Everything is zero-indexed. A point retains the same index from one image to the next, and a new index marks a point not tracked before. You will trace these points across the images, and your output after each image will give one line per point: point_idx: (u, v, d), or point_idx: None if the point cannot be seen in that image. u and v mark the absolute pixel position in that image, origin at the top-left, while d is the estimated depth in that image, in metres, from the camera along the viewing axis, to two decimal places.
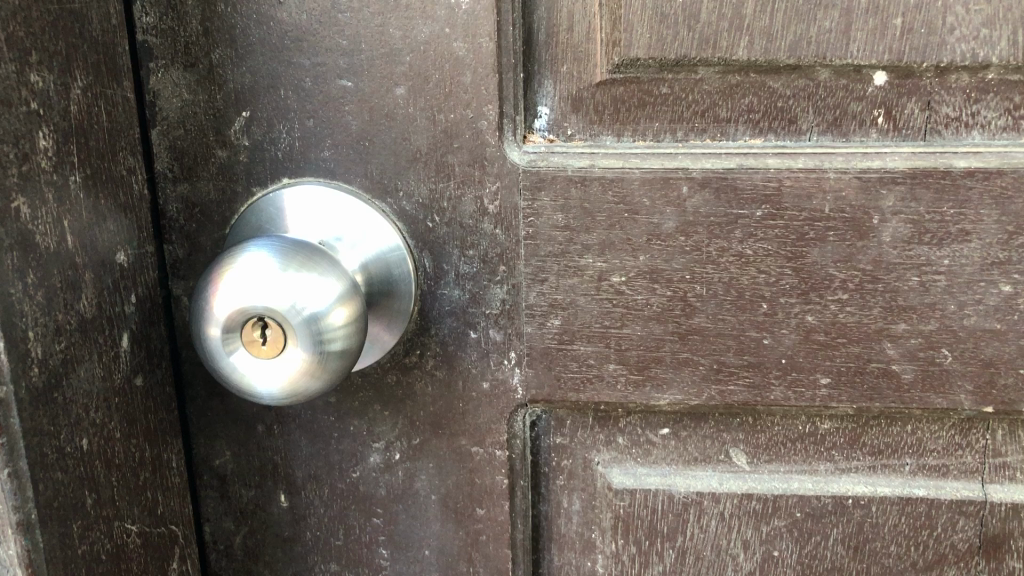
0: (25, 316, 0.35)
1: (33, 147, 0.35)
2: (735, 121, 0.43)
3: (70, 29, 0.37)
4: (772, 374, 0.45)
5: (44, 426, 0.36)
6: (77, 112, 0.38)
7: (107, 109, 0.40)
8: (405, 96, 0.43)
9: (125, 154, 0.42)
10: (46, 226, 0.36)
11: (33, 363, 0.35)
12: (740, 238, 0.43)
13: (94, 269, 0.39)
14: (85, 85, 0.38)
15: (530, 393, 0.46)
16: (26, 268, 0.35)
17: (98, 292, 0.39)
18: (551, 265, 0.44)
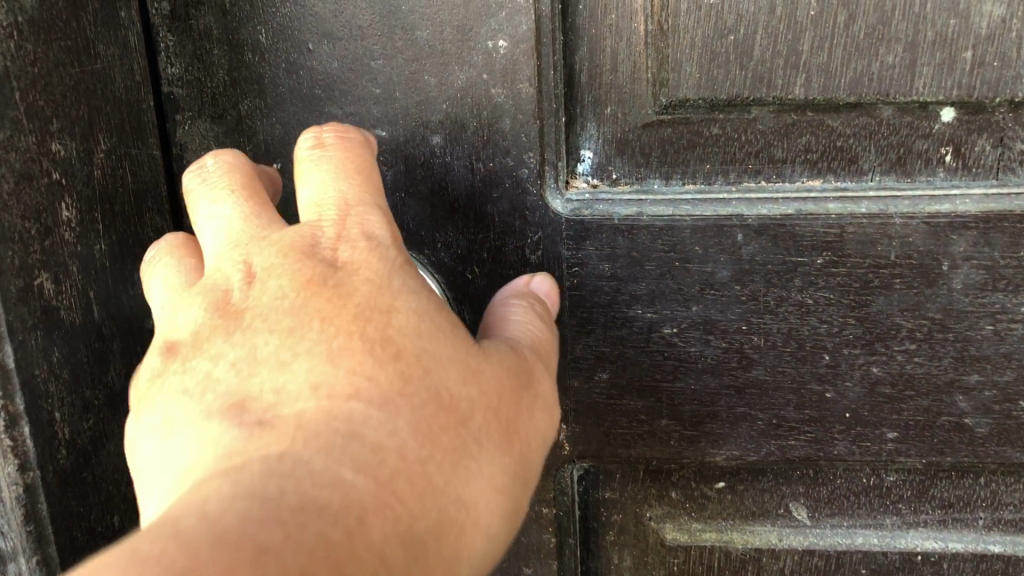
0: (51, 398, 0.33)
1: (56, 219, 0.33)
2: (791, 161, 0.40)
3: (93, 91, 0.35)
4: (834, 429, 0.42)
5: (73, 508, 0.35)
6: (101, 177, 0.36)
7: (132, 170, 0.38)
8: (442, 145, 0.41)
9: (152, 214, 0.40)
10: (72, 301, 0.34)
11: (61, 446, 0.34)
12: (800, 287, 0.41)
13: (122, 338, 0.37)
14: (109, 148, 0.37)
15: (577, 449, 0.44)
16: (52, 347, 0.33)
17: (126, 362, 0.37)
18: (598, 316, 0.42)
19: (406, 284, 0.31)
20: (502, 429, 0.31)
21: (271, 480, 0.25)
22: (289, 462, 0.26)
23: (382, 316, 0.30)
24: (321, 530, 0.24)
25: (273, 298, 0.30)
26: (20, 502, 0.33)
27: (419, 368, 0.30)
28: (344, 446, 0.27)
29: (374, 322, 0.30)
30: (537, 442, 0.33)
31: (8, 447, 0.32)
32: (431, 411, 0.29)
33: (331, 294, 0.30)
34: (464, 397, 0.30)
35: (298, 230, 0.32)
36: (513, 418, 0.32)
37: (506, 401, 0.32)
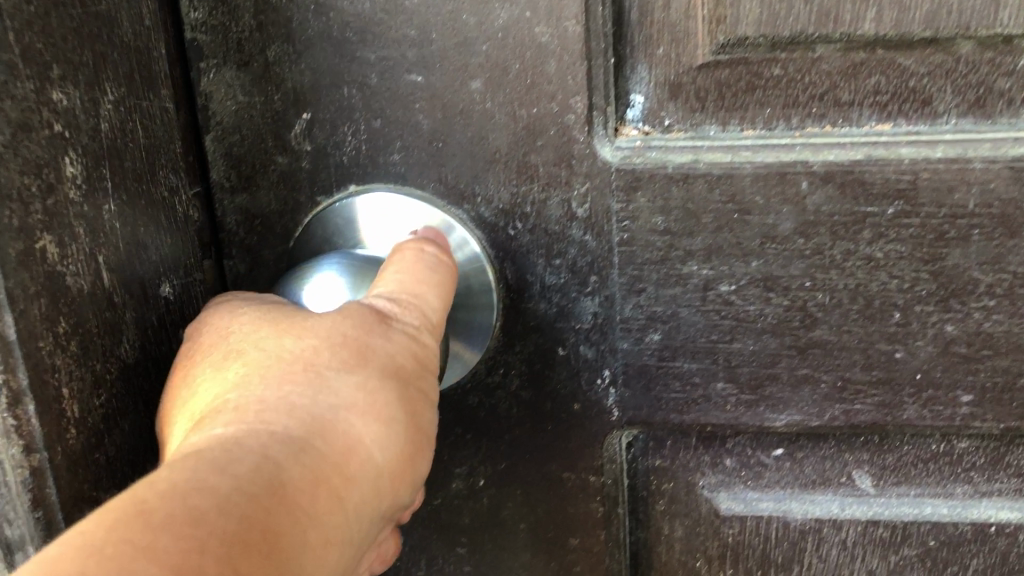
0: (58, 373, 0.31)
1: (59, 175, 0.31)
2: (860, 104, 0.37)
3: (97, 37, 0.33)
4: (904, 391, 0.39)
5: (85, 490, 0.32)
6: (109, 132, 0.34)
7: (142, 123, 0.36)
8: (481, 90, 0.38)
9: (166, 173, 0.38)
10: (79, 266, 0.32)
11: (70, 424, 0.32)
12: (868, 240, 0.38)
13: (136, 307, 0.35)
14: (116, 98, 0.34)
15: (627, 415, 0.42)
16: (57, 316, 0.31)
17: (139, 332, 0.35)
18: (650, 273, 0.39)
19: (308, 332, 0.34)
20: (363, 371, 0.33)
21: (172, 490, 0.26)
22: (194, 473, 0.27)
23: (281, 364, 0.32)
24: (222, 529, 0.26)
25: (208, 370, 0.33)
26: (26, 486, 0.31)
27: (310, 398, 0.31)
28: (235, 464, 0.28)
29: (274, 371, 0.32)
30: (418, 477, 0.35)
31: (11, 427, 0.30)
32: (307, 405, 0.31)
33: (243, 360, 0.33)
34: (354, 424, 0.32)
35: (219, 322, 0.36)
36: (374, 357, 0.34)
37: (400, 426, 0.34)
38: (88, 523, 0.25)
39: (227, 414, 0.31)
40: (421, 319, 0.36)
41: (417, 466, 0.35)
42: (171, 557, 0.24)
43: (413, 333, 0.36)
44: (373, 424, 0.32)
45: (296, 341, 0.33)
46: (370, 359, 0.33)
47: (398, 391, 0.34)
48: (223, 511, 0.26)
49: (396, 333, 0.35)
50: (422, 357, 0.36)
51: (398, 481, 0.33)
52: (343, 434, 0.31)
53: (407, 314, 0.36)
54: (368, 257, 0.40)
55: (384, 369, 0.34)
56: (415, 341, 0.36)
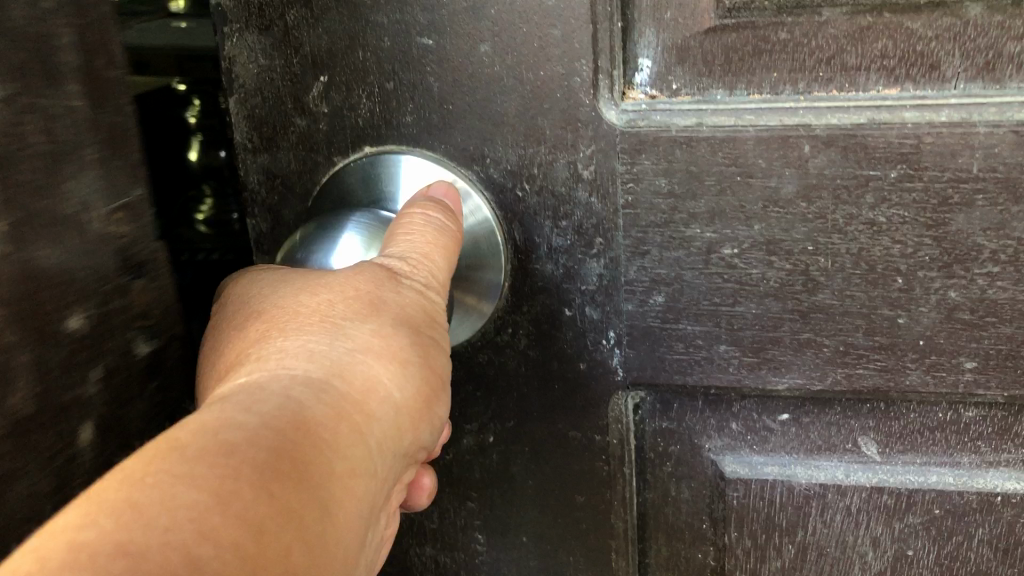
0: None
1: None
2: (866, 68, 0.38)
3: None
4: (907, 357, 0.39)
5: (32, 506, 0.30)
6: (70, 127, 0.29)
7: (42, 125, 0.28)
8: (490, 54, 0.39)
9: (71, 181, 0.30)
10: None
11: None
12: (871, 205, 0.38)
13: (80, 350, 0.31)
14: (10, 99, 0.27)
15: (632, 375, 0.43)
16: None
17: (39, 378, 0.29)
18: (654, 236, 0.40)
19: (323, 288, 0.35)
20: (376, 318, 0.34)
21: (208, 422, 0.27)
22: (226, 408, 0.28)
23: (299, 317, 0.34)
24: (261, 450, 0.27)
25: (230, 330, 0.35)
26: None
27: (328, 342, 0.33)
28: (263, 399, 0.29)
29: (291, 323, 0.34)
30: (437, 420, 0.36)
31: None
32: (325, 349, 0.33)
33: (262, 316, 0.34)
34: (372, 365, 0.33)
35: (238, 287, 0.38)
36: (387, 307, 0.35)
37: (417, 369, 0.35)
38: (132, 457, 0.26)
39: (248, 366, 0.32)
40: (429, 278, 0.37)
41: (435, 410, 0.36)
42: (214, 479, 0.25)
43: (421, 290, 0.37)
44: (389, 367, 0.33)
45: (310, 295, 0.34)
46: (383, 308, 0.35)
47: (411, 338, 0.35)
48: (256, 441, 0.27)
49: (407, 289, 0.36)
50: (433, 310, 0.37)
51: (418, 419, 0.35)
52: (362, 375, 0.32)
53: (417, 272, 0.37)
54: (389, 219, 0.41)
55: (398, 317, 0.35)
56: (424, 297, 0.37)
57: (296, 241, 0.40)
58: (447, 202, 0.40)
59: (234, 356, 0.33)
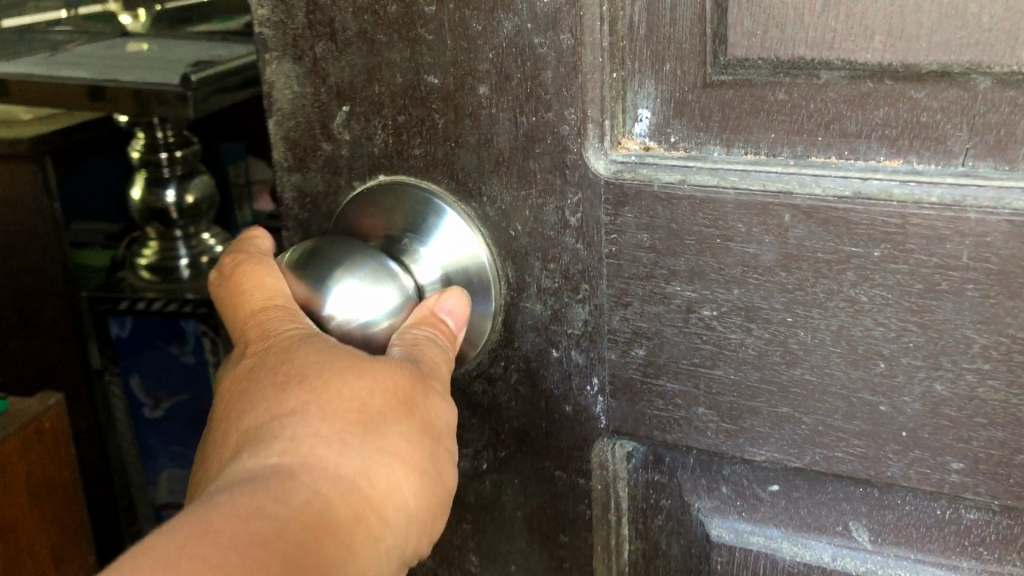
0: None
1: None
2: (867, 136, 0.35)
3: None
4: (888, 447, 0.37)
5: None
6: None
7: None
8: (487, 96, 0.40)
9: None
10: None
11: None
12: (852, 282, 0.35)
13: None
14: None
15: (613, 424, 0.42)
16: None
17: None
18: (636, 288, 0.40)
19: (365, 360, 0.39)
20: (406, 421, 0.39)
21: (253, 515, 0.32)
22: (264, 501, 0.33)
23: (343, 398, 0.37)
24: (287, 550, 0.32)
25: (272, 375, 0.39)
26: None
27: (360, 436, 0.37)
28: (295, 494, 0.34)
29: (333, 401, 0.37)
30: (441, 520, 0.41)
31: None
32: (358, 443, 0.37)
33: (303, 377, 0.38)
34: (397, 469, 0.38)
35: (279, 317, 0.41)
36: (418, 411, 0.39)
37: (433, 470, 0.39)
38: (177, 539, 0.30)
39: (280, 443, 0.36)
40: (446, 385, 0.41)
41: (440, 513, 0.40)
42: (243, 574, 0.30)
43: (442, 393, 0.41)
44: (409, 477, 0.38)
45: (353, 376, 0.38)
46: (414, 412, 0.39)
47: (432, 447, 0.40)
48: (286, 538, 0.32)
49: (435, 393, 0.40)
50: (450, 415, 0.41)
51: (423, 524, 0.40)
52: (384, 482, 0.37)
53: (442, 369, 0.41)
54: (396, 269, 0.42)
55: (424, 422, 0.39)
56: (445, 399, 0.41)
57: (294, 264, 0.41)
58: (449, 323, 0.41)
59: (265, 418, 0.37)
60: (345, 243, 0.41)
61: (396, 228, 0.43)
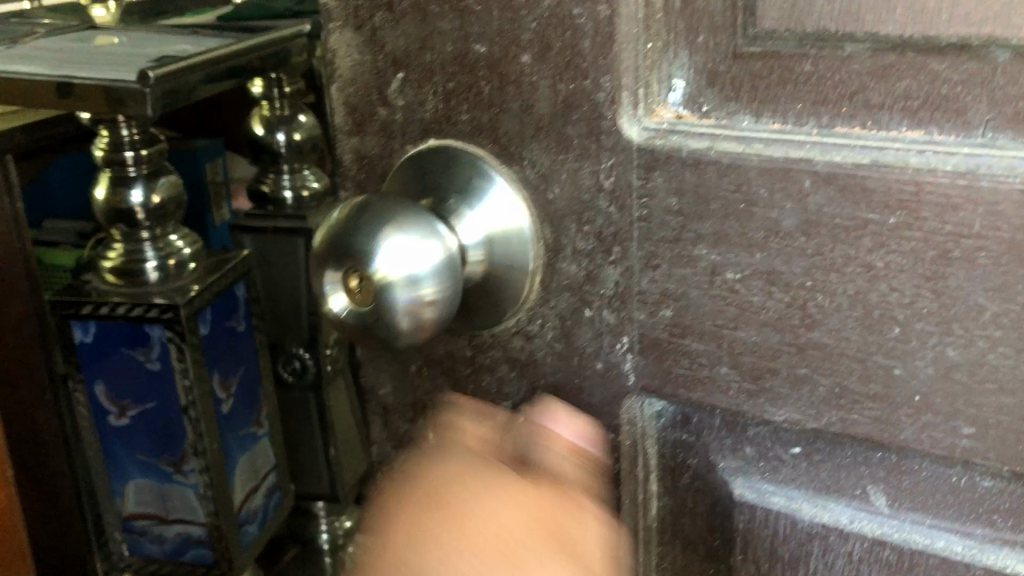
0: None
1: None
2: (889, 107, 0.36)
3: None
4: (902, 411, 0.38)
5: None
6: None
7: None
8: (530, 64, 0.42)
9: None
10: None
11: None
12: (869, 248, 0.37)
13: None
14: None
15: (642, 381, 0.44)
16: None
17: None
18: (664, 251, 0.41)
19: (519, 501, 0.42)
20: (558, 556, 0.42)
21: None
22: None
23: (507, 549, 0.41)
24: None
25: (428, 533, 0.42)
26: None
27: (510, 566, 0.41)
28: None
29: (497, 558, 0.41)
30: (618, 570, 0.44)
31: None
32: (513, 552, 0.41)
33: (454, 522, 0.42)
34: (546, 567, 0.41)
35: (459, 461, 0.45)
36: (570, 543, 0.42)
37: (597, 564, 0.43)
38: None
39: None
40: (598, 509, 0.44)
41: (615, 563, 0.44)
42: None
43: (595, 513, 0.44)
44: (563, 565, 0.41)
45: (502, 511, 0.42)
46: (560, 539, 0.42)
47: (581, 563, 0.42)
48: None
49: (591, 517, 0.43)
50: (580, 479, 0.45)
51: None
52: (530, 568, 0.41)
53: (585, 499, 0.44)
54: (444, 232, 0.43)
55: (572, 549, 0.42)
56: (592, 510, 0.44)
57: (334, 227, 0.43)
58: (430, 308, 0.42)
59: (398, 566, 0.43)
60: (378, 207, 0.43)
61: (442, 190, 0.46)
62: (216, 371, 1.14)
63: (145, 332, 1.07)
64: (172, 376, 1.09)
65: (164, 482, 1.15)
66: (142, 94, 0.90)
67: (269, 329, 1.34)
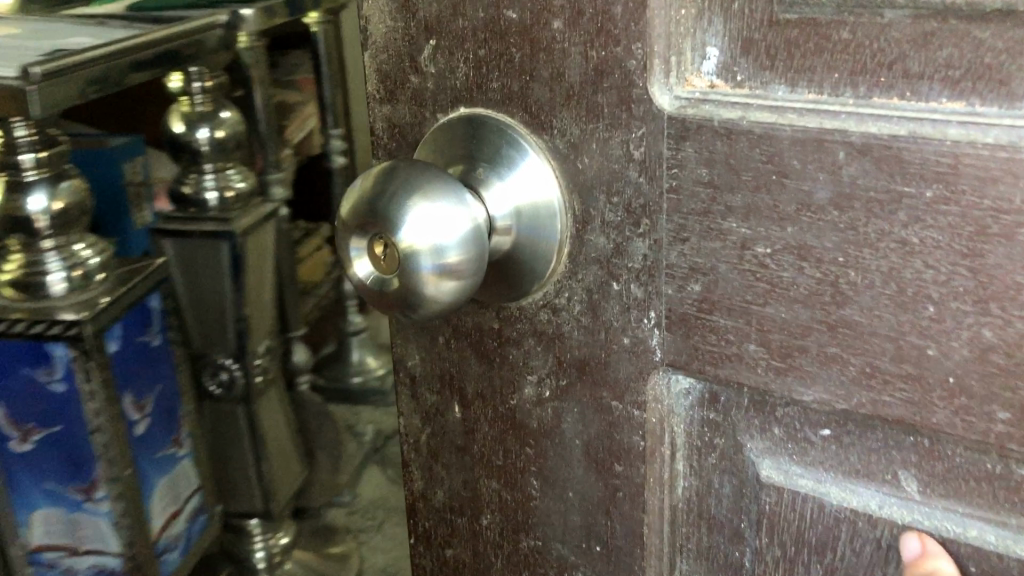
0: None
1: None
2: (929, 77, 0.34)
3: None
4: (935, 393, 0.37)
5: None
6: None
7: None
8: (561, 30, 0.41)
9: None
10: None
11: None
12: (904, 223, 0.35)
13: None
14: None
15: (668, 358, 0.43)
16: None
17: None
18: (693, 225, 0.40)
19: None
20: None
21: None
22: None
23: None
24: None
25: None
26: None
27: None
28: None
29: None
30: None
31: None
32: None
33: None
34: None
35: None
36: None
37: None
38: None
39: None
40: None
41: None
42: None
43: None
44: None
45: None
46: None
47: None
48: None
49: None
50: None
51: None
52: None
53: None
54: (470, 203, 0.42)
55: None
56: None
57: (361, 192, 0.43)
58: (459, 275, 0.42)
59: None
60: (404, 173, 0.42)
61: (471, 158, 0.45)
62: (126, 393, 1.09)
63: (48, 351, 0.98)
64: (81, 395, 1.01)
65: (73, 511, 1.07)
66: (24, 91, 0.87)
67: (200, 338, 1.39)
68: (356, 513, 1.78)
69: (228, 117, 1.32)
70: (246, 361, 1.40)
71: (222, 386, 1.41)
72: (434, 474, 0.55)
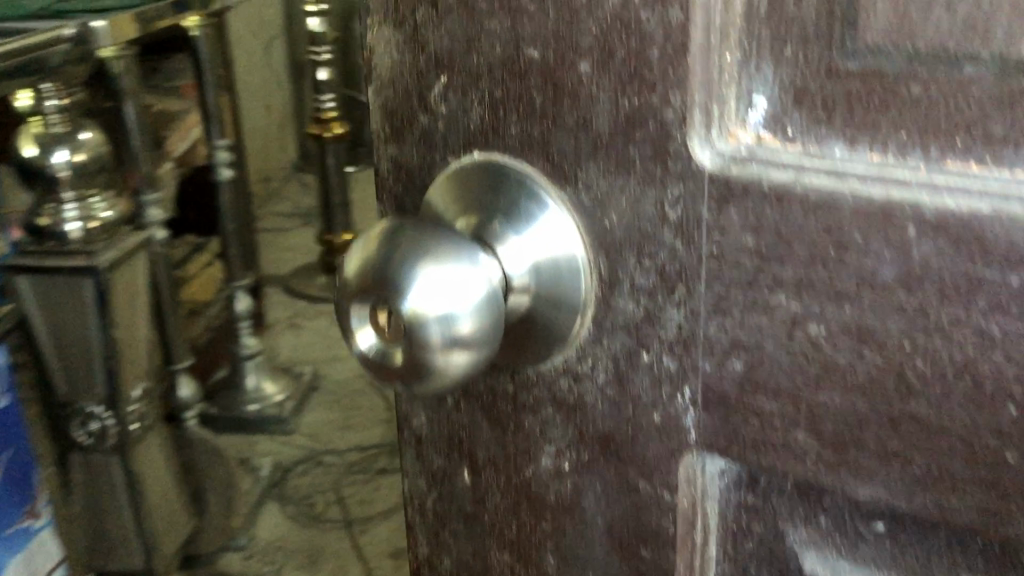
0: None
1: None
2: (1017, 142, 0.29)
3: None
4: (1014, 502, 0.32)
5: None
6: None
7: None
8: (589, 73, 0.37)
9: None
10: None
11: None
12: (984, 311, 0.31)
13: None
14: None
15: (704, 439, 0.39)
16: None
17: None
18: (736, 296, 0.36)
19: None
20: None
21: None
22: None
23: None
24: None
25: None
26: None
27: None
28: None
29: None
30: None
31: None
32: None
33: None
34: None
35: None
36: None
37: None
38: None
39: None
40: None
41: None
42: None
43: None
44: None
45: None
46: None
47: None
48: None
49: None
50: None
51: None
52: None
53: None
54: (485, 265, 0.38)
55: None
56: None
57: (365, 250, 0.38)
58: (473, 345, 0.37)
59: None
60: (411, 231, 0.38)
61: (484, 210, 0.40)
62: None
63: None
64: None
65: None
66: None
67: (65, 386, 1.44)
68: (250, 560, 1.85)
69: (85, 140, 1.34)
70: (116, 408, 1.46)
71: (92, 435, 1.45)
72: (441, 540, 0.50)
